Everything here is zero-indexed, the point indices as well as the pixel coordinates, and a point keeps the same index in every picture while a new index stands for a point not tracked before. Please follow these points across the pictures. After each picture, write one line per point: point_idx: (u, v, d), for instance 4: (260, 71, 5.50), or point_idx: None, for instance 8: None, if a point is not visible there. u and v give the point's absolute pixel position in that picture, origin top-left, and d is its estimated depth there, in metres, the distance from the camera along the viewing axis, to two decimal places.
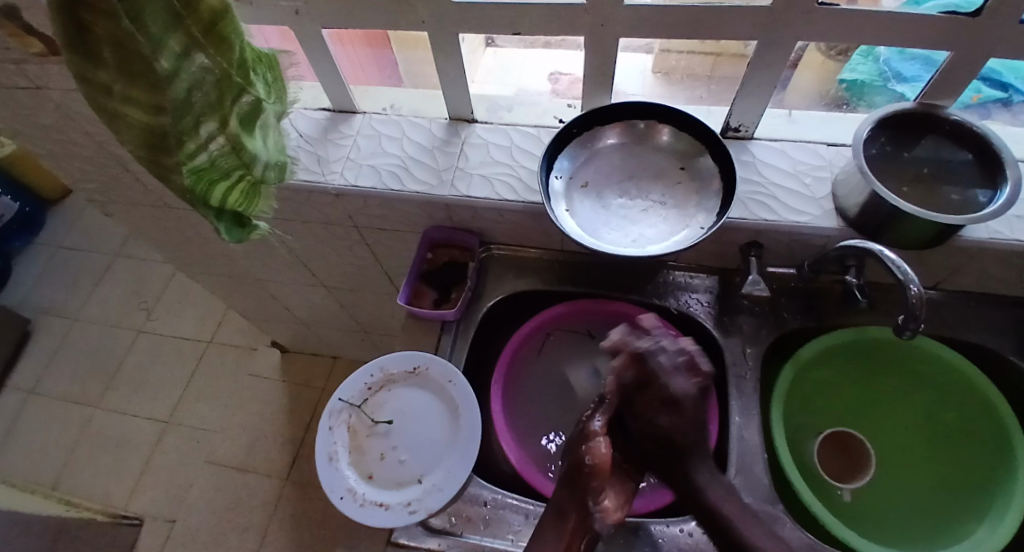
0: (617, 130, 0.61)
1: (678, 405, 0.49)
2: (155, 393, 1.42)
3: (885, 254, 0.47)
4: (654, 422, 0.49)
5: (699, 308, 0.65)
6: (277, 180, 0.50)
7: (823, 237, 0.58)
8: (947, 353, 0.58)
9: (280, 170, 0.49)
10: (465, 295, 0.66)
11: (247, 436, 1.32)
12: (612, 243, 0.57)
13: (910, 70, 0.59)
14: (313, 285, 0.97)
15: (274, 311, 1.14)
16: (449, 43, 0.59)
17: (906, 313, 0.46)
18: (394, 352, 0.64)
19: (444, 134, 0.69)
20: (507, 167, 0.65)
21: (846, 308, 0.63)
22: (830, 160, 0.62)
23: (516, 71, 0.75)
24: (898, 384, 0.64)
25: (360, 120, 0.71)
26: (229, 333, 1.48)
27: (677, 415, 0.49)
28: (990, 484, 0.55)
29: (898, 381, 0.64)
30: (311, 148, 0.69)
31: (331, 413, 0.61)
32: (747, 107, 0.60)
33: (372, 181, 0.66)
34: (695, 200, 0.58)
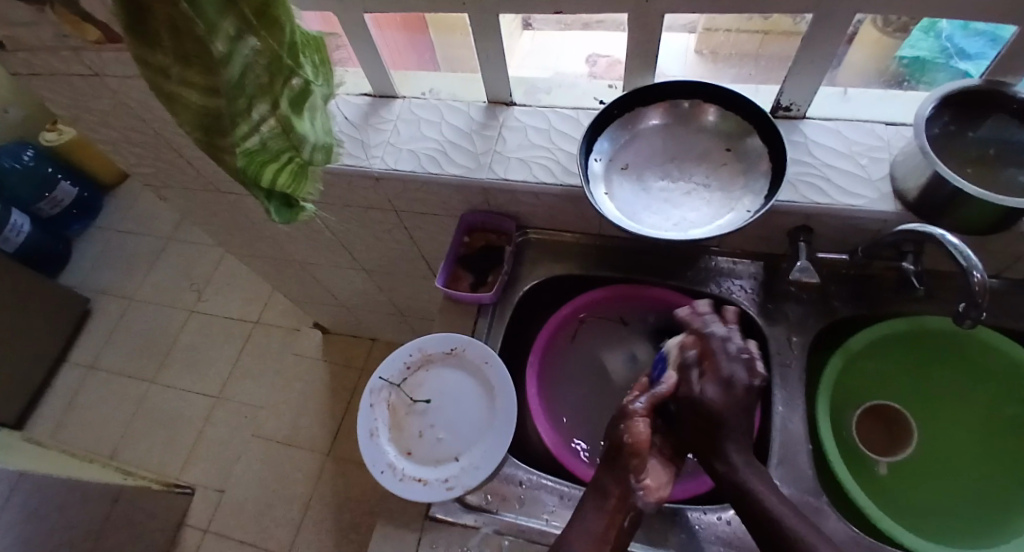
0: (660, 110, 0.60)
1: (732, 385, 0.47)
2: (204, 370, 1.50)
3: (946, 237, 0.44)
4: (702, 393, 0.47)
5: (741, 295, 0.64)
6: (323, 162, 0.51)
7: (879, 221, 0.55)
8: (1009, 344, 0.54)
9: (326, 151, 0.50)
10: (501, 278, 0.66)
11: (289, 413, 1.38)
12: (652, 226, 0.56)
13: (973, 46, 0.55)
14: (353, 269, 0.99)
15: (315, 293, 1.18)
16: (488, 24, 0.58)
17: (967, 301, 0.44)
18: (432, 334, 0.65)
19: (482, 117, 0.69)
20: (545, 150, 0.64)
21: (901, 297, 0.60)
22: (889, 139, 0.59)
23: (555, 54, 0.74)
24: (956, 377, 0.60)
25: (399, 104, 0.72)
26: (271, 315, 1.54)
27: (726, 392, 0.47)
28: None
29: (956, 374, 0.60)
30: (352, 133, 0.70)
31: (372, 391, 0.62)
32: (798, 84, 0.57)
33: (411, 165, 0.66)
34: (741, 182, 0.57)
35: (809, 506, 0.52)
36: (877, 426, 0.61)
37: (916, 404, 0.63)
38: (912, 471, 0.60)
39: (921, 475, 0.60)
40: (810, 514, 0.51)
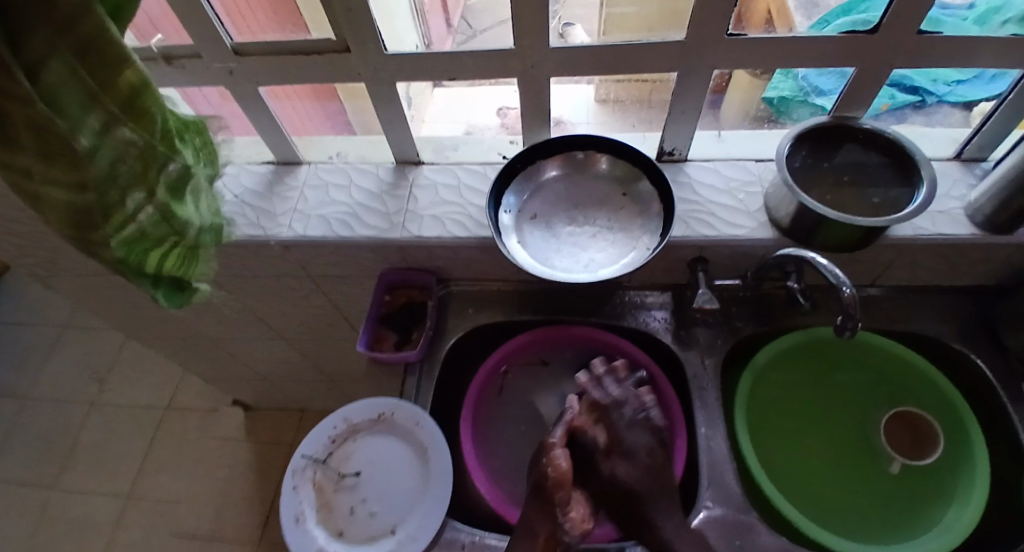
0: (558, 162, 0.64)
1: (634, 458, 0.54)
2: (110, 471, 1.33)
3: (816, 259, 0.50)
4: (615, 474, 0.53)
5: (656, 325, 0.67)
6: (215, 241, 0.48)
7: (762, 247, 0.61)
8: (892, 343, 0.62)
9: (215, 232, 0.47)
10: (425, 335, 0.65)
11: (215, 503, 1.25)
12: (564, 270, 0.58)
13: (827, 84, 0.62)
14: (272, 340, 0.94)
15: (233, 369, 1.10)
16: (386, 92, 0.60)
17: (842, 314, 0.49)
18: (357, 401, 0.61)
19: (391, 178, 0.70)
20: (456, 206, 0.66)
21: (793, 312, 0.66)
22: (760, 174, 0.66)
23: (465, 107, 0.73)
24: (852, 378, 0.66)
25: (305, 171, 0.72)
26: (189, 396, 1.42)
27: (633, 464, 0.53)
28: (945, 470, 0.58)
29: (851, 375, 0.66)
30: (258, 202, 0.69)
31: (295, 472, 0.58)
32: (678, 131, 0.63)
33: (321, 230, 0.65)
34: (639, 222, 0.61)
35: (740, 524, 0.54)
36: (900, 441, 0.59)
37: (825, 393, 0.66)
38: (818, 453, 0.63)
39: (829, 462, 0.62)
40: (741, 532, 0.53)
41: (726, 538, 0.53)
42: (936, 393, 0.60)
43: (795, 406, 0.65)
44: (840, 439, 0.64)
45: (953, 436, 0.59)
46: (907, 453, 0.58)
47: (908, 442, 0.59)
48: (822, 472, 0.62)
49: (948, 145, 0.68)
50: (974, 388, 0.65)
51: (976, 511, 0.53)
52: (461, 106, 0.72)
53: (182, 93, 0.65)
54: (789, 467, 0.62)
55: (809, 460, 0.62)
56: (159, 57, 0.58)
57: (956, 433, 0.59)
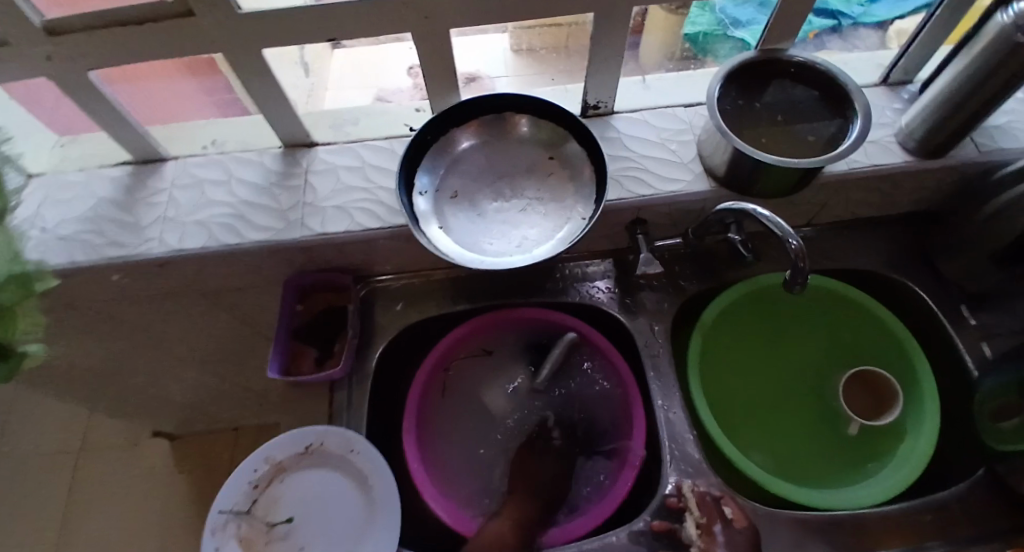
0: (472, 130, 0.56)
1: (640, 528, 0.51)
2: (20, 531, 1.16)
3: (759, 211, 0.46)
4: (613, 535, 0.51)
5: (601, 296, 0.63)
6: (30, 292, 0.37)
7: (701, 201, 0.57)
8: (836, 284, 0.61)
9: (21, 283, 0.36)
10: (349, 344, 0.57)
11: (155, 542, 1.14)
12: (495, 253, 0.51)
13: (745, 14, 0.59)
14: (177, 364, 0.82)
15: (143, 400, 0.97)
16: (253, 64, 0.49)
17: (790, 267, 0.46)
18: (278, 436, 0.53)
19: (281, 167, 0.59)
20: (363, 192, 0.57)
21: (735, 263, 0.64)
22: (690, 120, 0.61)
23: (376, 67, 0.64)
24: (802, 327, 0.65)
25: (173, 168, 0.59)
26: (102, 432, 1.26)
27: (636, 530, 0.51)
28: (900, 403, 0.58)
29: (800, 323, 0.65)
30: (115, 215, 0.56)
31: (214, 532, 0.50)
32: (601, 82, 0.57)
33: (202, 240, 0.54)
34: (572, 189, 0.54)
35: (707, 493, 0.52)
36: (860, 400, 0.58)
37: (778, 347, 0.65)
38: (778, 409, 0.62)
39: (788, 416, 0.62)
40: None
41: None
42: (888, 335, 0.60)
43: (751, 364, 0.64)
44: (799, 392, 0.63)
45: (907, 379, 0.58)
46: (867, 408, 0.57)
47: (867, 398, 0.58)
48: (783, 426, 0.61)
49: (874, 70, 0.65)
50: (909, 314, 0.66)
51: (932, 436, 0.54)
52: (362, 70, 0.65)
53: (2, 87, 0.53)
54: (750, 427, 0.61)
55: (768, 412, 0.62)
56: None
57: (910, 375, 0.58)
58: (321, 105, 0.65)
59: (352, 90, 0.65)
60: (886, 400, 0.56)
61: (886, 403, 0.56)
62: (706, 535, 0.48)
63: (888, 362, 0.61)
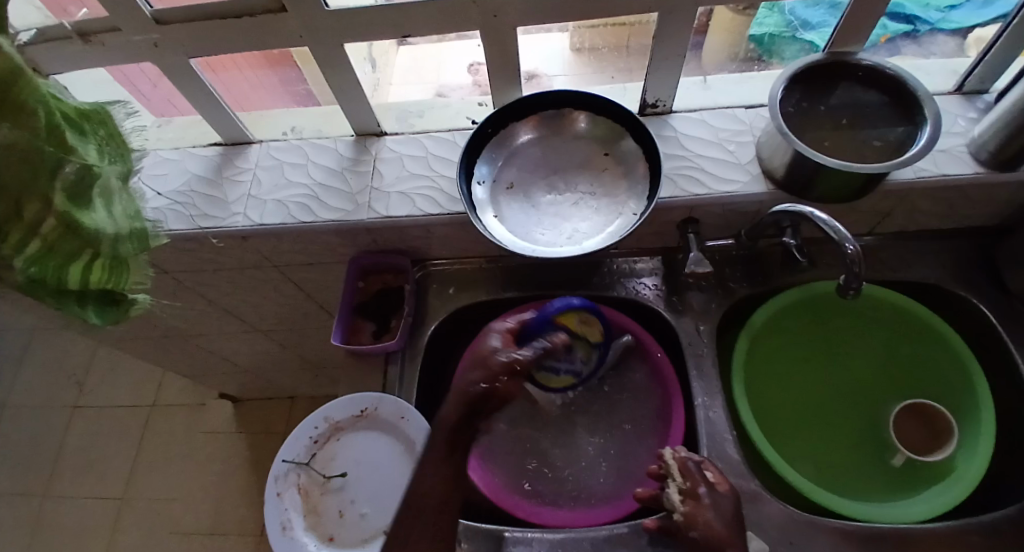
0: (531, 124, 0.58)
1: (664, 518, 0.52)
2: (100, 475, 1.30)
3: (816, 214, 0.46)
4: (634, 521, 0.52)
5: (647, 293, 0.64)
6: (141, 247, 0.42)
7: (756, 203, 0.57)
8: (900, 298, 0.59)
9: (139, 238, 0.41)
10: (404, 322, 0.61)
11: (213, 497, 1.24)
12: (547, 243, 0.54)
13: (817, 16, 0.57)
14: (247, 332, 0.89)
15: (213, 365, 1.06)
16: (335, 56, 0.53)
17: (846, 271, 0.45)
18: (337, 398, 0.58)
19: (352, 153, 0.64)
20: (425, 180, 0.61)
21: (788, 268, 0.63)
22: (750, 122, 0.61)
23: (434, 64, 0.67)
24: (864, 343, 0.63)
25: (257, 150, 0.65)
26: (173, 393, 1.38)
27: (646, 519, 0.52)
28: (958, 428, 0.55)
29: (861, 339, 0.63)
30: (206, 190, 0.62)
31: (277, 478, 0.55)
32: (660, 81, 0.58)
33: (280, 217, 0.60)
34: (625, 185, 0.56)
35: (745, 492, 0.52)
36: (912, 429, 0.57)
37: (835, 361, 0.64)
38: (827, 424, 0.62)
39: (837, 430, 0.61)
40: (747, 500, 0.52)
41: None
42: (951, 356, 0.57)
43: (803, 375, 0.64)
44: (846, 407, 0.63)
45: (967, 410, 0.55)
46: (921, 437, 0.56)
47: (919, 427, 0.57)
48: (831, 440, 0.61)
49: (947, 78, 0.63)
50: (975, 333, 0.63)
51: (983, 462, 0.51)
52: (428, 66, 0.66)
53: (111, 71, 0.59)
54: (795, 437, 0.61)
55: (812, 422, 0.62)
56: (74, 35, 0.51)
57: (970, 405, 0.55)
58: (386, 98, 0.67)
59: (414, 85, 0.68)
60: (940, 435, 0.55)
61: (941, 435, 0.55)
62: (690, 499, 0.47)
63: (951, 386, 0.58)
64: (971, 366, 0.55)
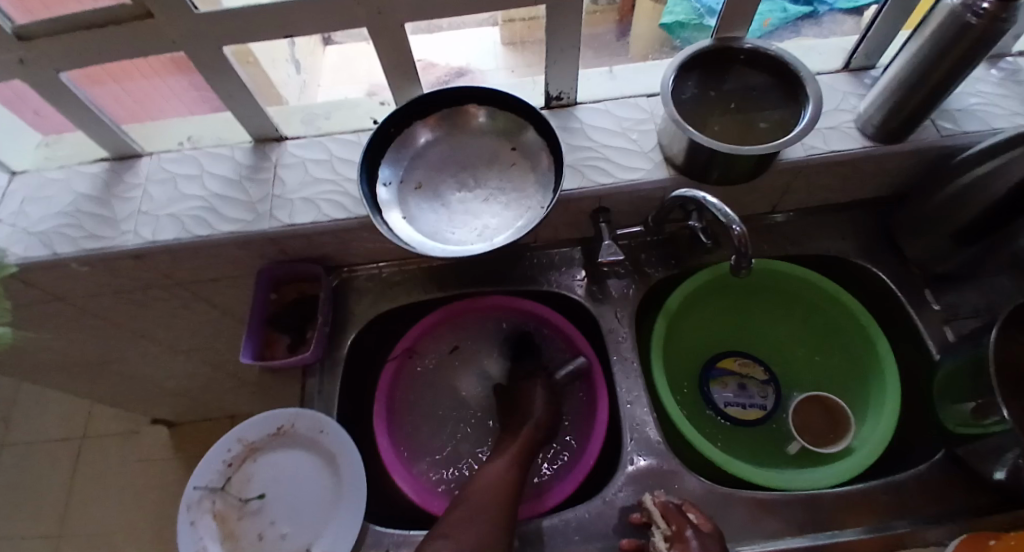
0: (432, 122, 0.57)
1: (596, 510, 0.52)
2: (27, 518, 1.21)
3: (708, 199, 0.47)
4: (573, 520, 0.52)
5: (569, 284, 0.64)
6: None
7: (661, 189, 0.58)
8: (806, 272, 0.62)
9: None
10: (320, 332, 0.59)
11: (156, 528, 1.17)
12: (456, 242, 0.53)
13: (716, 2, 0.60)
14: (167, 354, 0.85)
15: (137, 391, 1.00)
16: (216, 61, 0.51)
17: (735, 252, 0.46)
18: (251, 418, 0.56)
19: (252, 161, 0.61)
20: (330, 184, 0.58)
21: (702, 250, 0.65)
22: (652, 110, 0.61)
23: (363, 67, 0.69)
24: (780, 322, 0.68)
25: (147, 164, 0.61)
26: (103, 423, 1.29)
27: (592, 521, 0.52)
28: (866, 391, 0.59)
29: (777, 318, 0.68)
30: (92, 209, 0.58)
31: (189, 506, 0.52)
32: (561, 73, 0.57)
33: (175, 233, 0.56)
34: (533, 178, 0.55)
35: (665, 471, 0.53)
36: (815, 418, 0.60)
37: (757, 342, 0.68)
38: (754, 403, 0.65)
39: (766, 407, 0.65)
40: (668, 479, 0.53)
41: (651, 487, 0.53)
42: (853, 322, 0.61)
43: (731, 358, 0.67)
44: (766, 380, 0.66)
45: (872, 371, 0.59)
46: (821, 420, 0.59)
47: (821, 413, 0.60)
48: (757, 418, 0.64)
49: (836, 56, 0.65)
50: (873, 298, 0.67)
51: (889, 424, 0.54)
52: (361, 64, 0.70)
53: None
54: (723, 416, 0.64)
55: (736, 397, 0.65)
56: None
57: (873, 366, 0.59)
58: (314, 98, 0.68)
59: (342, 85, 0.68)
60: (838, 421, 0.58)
61: (838, 420, 0.58)
62: (677, 542, 0.45)
63: (856, 350, 0.61)
64: (868, 328, 0.59)
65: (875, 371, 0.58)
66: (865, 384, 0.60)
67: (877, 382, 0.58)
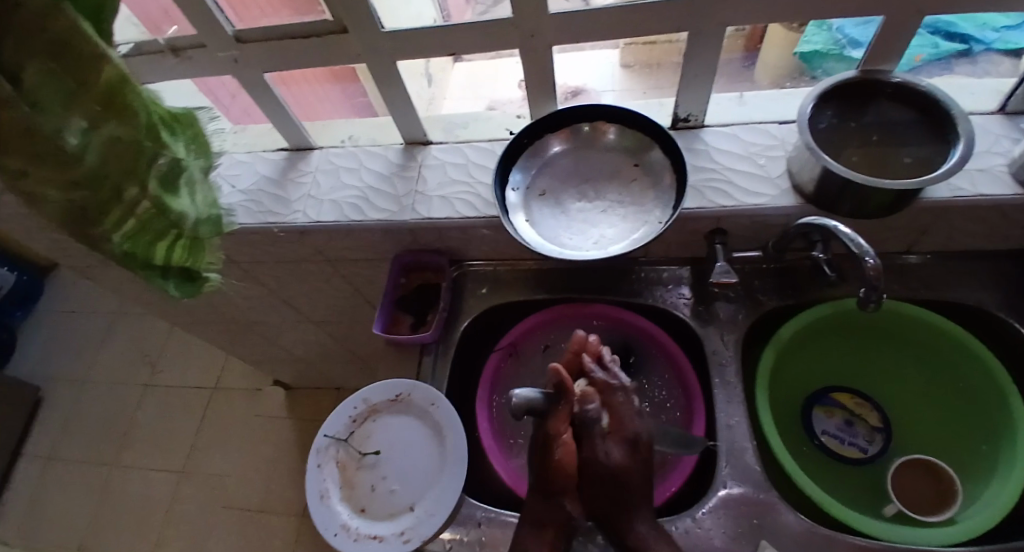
0: (563, 136, 0.62)
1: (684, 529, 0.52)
2: (166, 447, 1.43)
3: (840, 229, 0.46)
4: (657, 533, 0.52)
5: (675, 301, 0.65)
6: (217, 232, 0.49)
7: (785, 216, 0.57)
8: (943, 320, 0.57)
9: (216, 222, 0.47)
10: (439, 316, 0.66)
11: (261, 477, 1.33)
12: (573, 247, 0.57)
13: (863, 34, 0.58)
14: (300, 322, 0.97)
15: (268, 351, 1.15)
16: (387, 73, 0.59)
17: (866, 285, 0.46)
18: (375, 383, 0.63)
19: (400, 160, 0.69)
20: (464, 186, 0.65)
21: (820, 283, 0.63)
22: (783, 137, 0.61)
23: (487, 83, 0.74)
24: (903, 368, 0.63)
25: (317, 156, 0.72)
26: (232, 377, 1.49)
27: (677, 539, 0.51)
28: (993, 459, 0.54)
29: (899, 362, 0.64)
30: (272, 190, 0.70)
31: (318, 451, 0.60)
32: (692, 97, 0.60)
33: (334, 216, 0.66)
34: (652, 194, 0.58)
35: (761, 502, 0.52)
36: (918, 483, 0.56)
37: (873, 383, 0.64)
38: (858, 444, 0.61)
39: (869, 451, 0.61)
40: (763, 510, 0.52)
41: (744, 516, 0.52)
42: (990, 382, 0.55)
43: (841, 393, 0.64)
44: (878, 427, 0.62)
45: (1004, 439, 0.54)
46: (926, 482, 0.56)
47: (927, 480, 0.56)
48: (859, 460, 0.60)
49: (990, 97, 0.60)
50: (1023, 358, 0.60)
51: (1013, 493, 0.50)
52: (484, 82, 0.74)
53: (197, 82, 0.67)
54: (820, 451, 0.61)
55: (841, 435, 0.62)
56: (167, 50, 0.59)
57: (1007, 434, 0.53)
58: (439, 111, 0.74)
59: (469, 99, 0.74)
60: (944, 488, 0.54)
61: (945, 490, 0.54)
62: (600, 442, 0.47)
63: (990, 413, 0.56)
64: (1008, 392, 0.53)
65: (1013, 443, 0.52)
66: (994, 451, 0.54)
67: (1009, 451, 0.52)
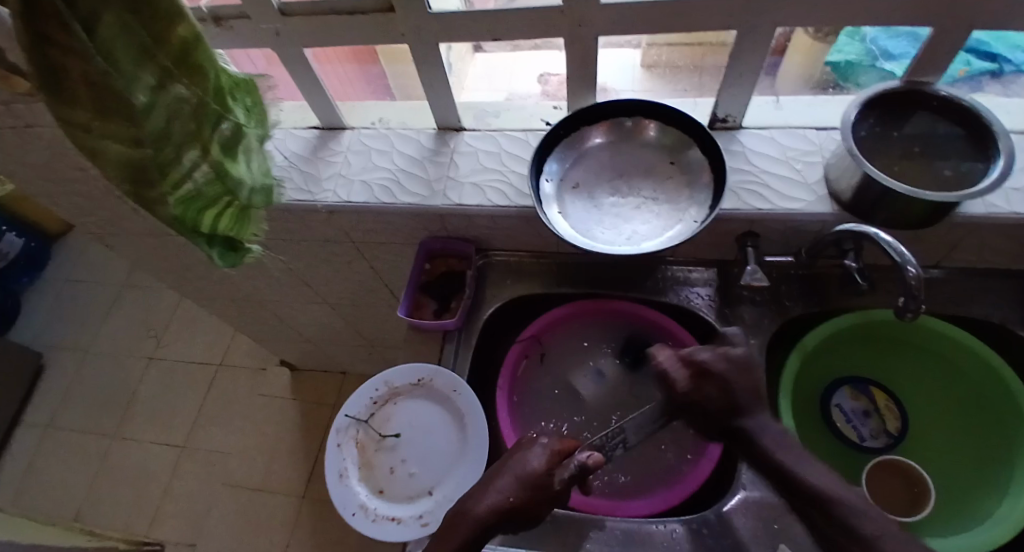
0: (603, 128, 0.61)
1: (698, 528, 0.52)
2: (167, 421, 1.42)
3: (880, 236, 0.46)
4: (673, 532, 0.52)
5: (699, 301, 0.65)
6: (265, 203, 0.50)
7: (819, 222, 0.58)
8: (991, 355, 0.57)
9: (266, 193, 0.48)
10: (464, 303, 0.65)
11: (263, 456, 1.33)
12: (605, 242, 0.57)
13: (897, 47, 0.59)
14: (316, 303, 0.97)
15: (279, 331, 1.14)
16: (429, 55, 0.59)
17: (906, 294, 0.46)
18: (398, 365, 0.63)
19: (433, 145, 0.69)
20: (497, 174, 0.65)
21: (848, 292, 0.63)
22: (821, 143, 0.61)
23: (506, 75, 0.74)
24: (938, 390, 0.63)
25: (349, 136, 0.72)
26: (237, 355, 1.49)
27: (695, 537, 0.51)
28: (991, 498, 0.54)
29: (935, 384, 0.63)
30: (303, 167, 0.69)
31: (338, 431, 0.60)
32: (732, 97, 0.60)
33: (364, 197, 0.66)
34: (687, 193, 0.58)
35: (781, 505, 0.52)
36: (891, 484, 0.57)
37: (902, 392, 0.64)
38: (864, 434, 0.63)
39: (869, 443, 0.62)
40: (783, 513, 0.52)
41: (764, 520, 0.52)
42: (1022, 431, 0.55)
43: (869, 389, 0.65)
44: (892, 430, 0.63)
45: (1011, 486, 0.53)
46: (904, 484, 0.57)
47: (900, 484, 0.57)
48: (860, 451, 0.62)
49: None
50: None
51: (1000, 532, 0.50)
52: (505, 73, 0.74)
53: (228, 54, 0.65)
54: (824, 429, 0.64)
55: (852, 416, 0.64)
56: (208, 18, 0.59)
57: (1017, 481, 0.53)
58: (461, 97, 0.72)
59: (492, 91, 0.74)
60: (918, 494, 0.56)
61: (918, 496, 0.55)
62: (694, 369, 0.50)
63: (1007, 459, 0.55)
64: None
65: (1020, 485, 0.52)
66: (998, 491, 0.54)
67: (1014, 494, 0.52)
